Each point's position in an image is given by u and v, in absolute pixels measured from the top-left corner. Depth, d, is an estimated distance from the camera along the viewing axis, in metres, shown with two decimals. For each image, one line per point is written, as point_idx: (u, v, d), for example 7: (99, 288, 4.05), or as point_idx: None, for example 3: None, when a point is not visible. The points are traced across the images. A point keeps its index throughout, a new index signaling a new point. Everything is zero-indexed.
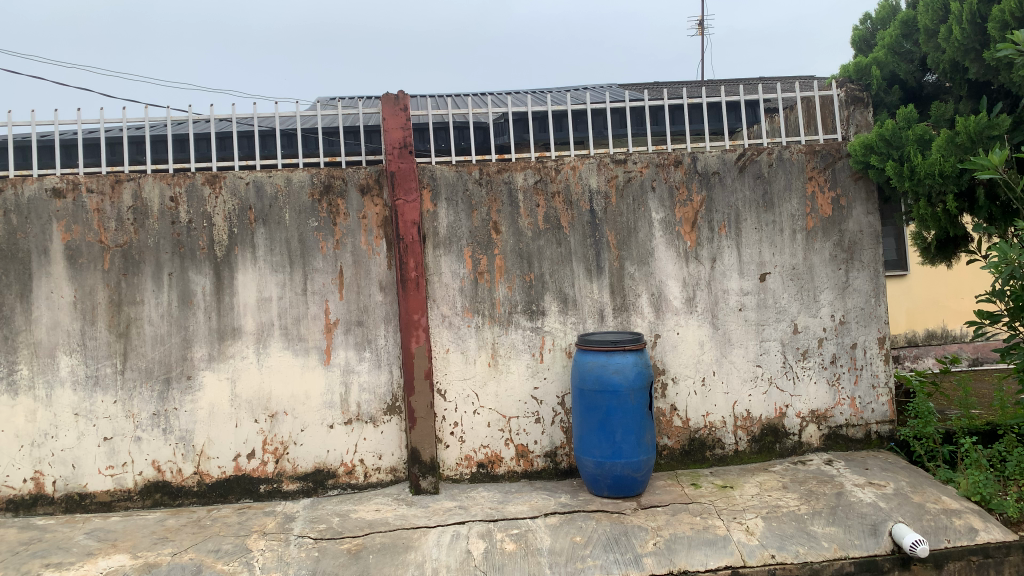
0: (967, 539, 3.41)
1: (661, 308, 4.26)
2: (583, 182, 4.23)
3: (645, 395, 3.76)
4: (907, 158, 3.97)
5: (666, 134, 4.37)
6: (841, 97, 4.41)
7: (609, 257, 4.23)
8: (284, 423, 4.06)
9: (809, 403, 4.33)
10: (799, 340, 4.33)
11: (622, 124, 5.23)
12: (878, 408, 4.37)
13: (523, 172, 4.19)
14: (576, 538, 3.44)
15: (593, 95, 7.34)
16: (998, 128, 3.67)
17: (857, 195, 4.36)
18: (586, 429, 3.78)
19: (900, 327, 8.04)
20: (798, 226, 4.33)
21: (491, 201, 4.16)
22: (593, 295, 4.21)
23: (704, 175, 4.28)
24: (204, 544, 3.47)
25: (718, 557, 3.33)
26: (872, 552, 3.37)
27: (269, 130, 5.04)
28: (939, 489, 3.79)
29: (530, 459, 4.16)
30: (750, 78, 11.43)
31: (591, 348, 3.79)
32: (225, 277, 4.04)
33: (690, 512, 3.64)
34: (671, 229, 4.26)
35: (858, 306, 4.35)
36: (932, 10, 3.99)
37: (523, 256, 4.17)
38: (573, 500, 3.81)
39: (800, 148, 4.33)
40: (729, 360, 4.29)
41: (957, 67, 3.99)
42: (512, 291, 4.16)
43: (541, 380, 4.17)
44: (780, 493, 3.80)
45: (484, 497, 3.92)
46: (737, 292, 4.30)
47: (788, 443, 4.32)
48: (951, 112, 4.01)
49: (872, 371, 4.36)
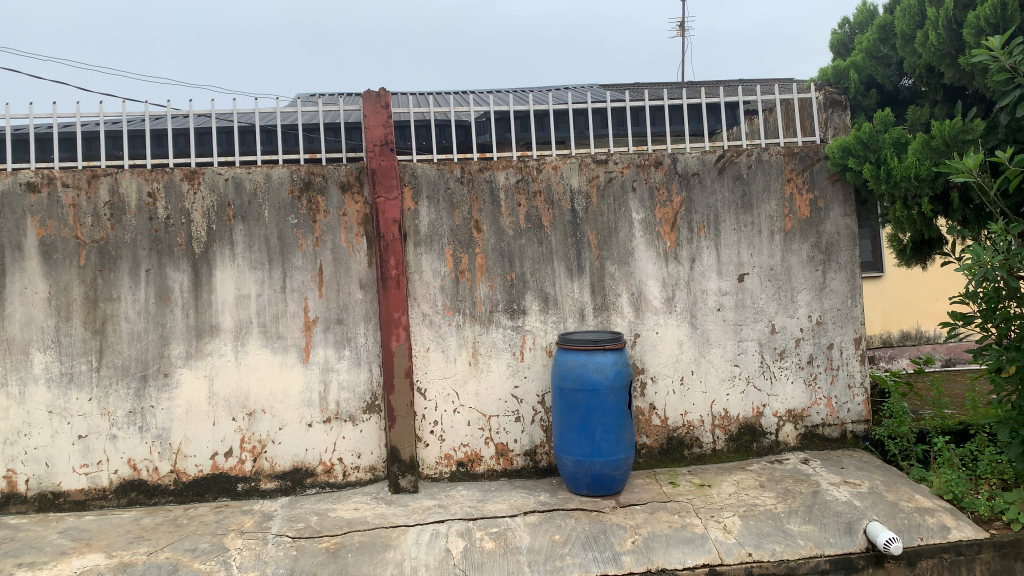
0: (939, 537, 3.46)
1: (641, 307, 4.28)
2: (565, 181, 4.24)
3: (625, 394, 3.78)
4: (884, 161, 4.02)
5: (646, 134, 4.40)
6: (819, 100, 4.49)
7: (589, 257, 4.24)
8: (262, 422, 4.03)
9: (786, 403, 4.38)
10: (776, 341, 4.37)
11: (603, 125, 5.26)
12: (853, 408, 4.42)
13: (505, 171, 4.19)
14: (555, 537, 3.45)
15: (575, 95, 7.37)
16: (972, 132, 3.71)
17: (835, 197, 4.41)
18: (565, 428, 3.79)
19: (875, 328, 8.15)
20: (776, 227, 4.37)
21: (472, 200, 4.16)
22: (573, 295, 4.23)
23: (684, 176, 4.31)
24: (180, 543, 3.43)
25: (695, 555, 3.35)
26: (846, 550, 3.41)
27: (249, 126, 5.01)
28: (913, 488, 3.84)
29: (510, 458, 4.17)
30: (730, 81, 11.52)
31: (571, 347, 3.80)
32: (203, 274, 4.00)
33: (668, 511, 3.67)
34: (652, 229, 4.28)
35: (834, 307, 4.40)
36: (910, 15, 4.03)
37: (504, 256, 4.17)
38: (552, 499, 3.82)
39: (778, 150, 4.37)
40: (707, 360, 4.32)
41: (933, 71, 4.05)
42: (493, 290, 4.17)
43: (521, 379, 4.18)
44: (757, 492, 3.84)
45: (464, 496, 3.92)
46: (715, 292, 4.34)
47: (765, 442, 4.36)
48: (927, 116, 4.06)
49: (847, 371, 4.41)
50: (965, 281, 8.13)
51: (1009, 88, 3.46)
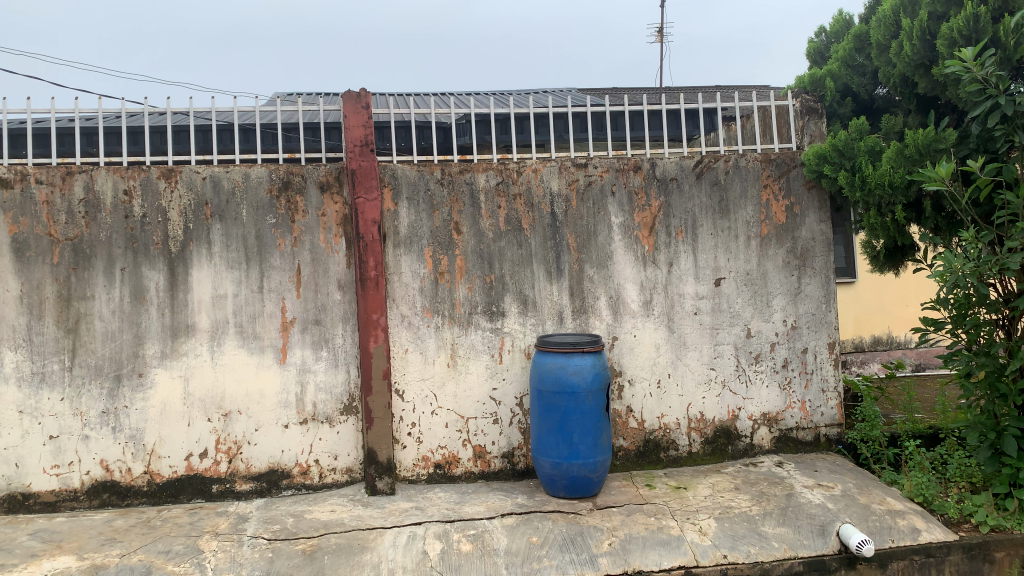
0: (910, 539, 3.51)
1: (619, 310, 4.31)
2: (544, 184, 4.25)
3: (603, 396, 3.80)
4: (859, 168, 4.08)
5: (626, 139, 4.43)
6: (796, 107, 4.51)
7: (569, 260, 4.26)
8: (238, 423, 4.00)
9: (760, 406, 4.42)
10: (752, 345, 4.42)
11: (583, 129, 5.28)
12: (827, 412, 4.48)
13: (485, 173, 4.20)
14: (532, 539, 3.45)
15: (554, 99, 7.39)
16: (945, 142, 3.77)
17: (810, 203, 4.47)
18: (543, 431, 3.80)
19: (848, 333, 8.25)
20: (752, 232, 4.42)
21: (452, 202, 4.16)
22: (552, 297, 4.24)
23: (662, 181, 4.35)
24: (153, 545, 3.40)
25: (671, 557, 3.38)
26: (820, 552, 3.45)
27: (227, 125, 4.97)
28: (884, 490, 3.91)
29: (487, 460, 4.17)
30: (707, 87, 11.62)
31: (550, 349, 3.82)
32: (180, 273, 3.96)
33: (644, 513, 3.69)
34: (630, 233, 4.31)
35: (809, 312, 4.46)
36: (885, 26, 4.10)
37: (484, 257, 4.18)
38: (529, 501, 3.83)
39: (755, 157, 4.42)
40: (684, 363, 4.36)
41: (906, 81, 4.12)
42: (472, 292, 4.17)
43: (500, 381, 4.19)
44: (732, 495, 3.87)
45: (441, 498, 3.92)
46: (692, 296, 4.37)
47: (740, 445, 4.40)
48: (901, 125, 4.12)
49: (821, 375, 4.47)
50: (935, 288, 8.26)
51: (981, 99, 3.55)
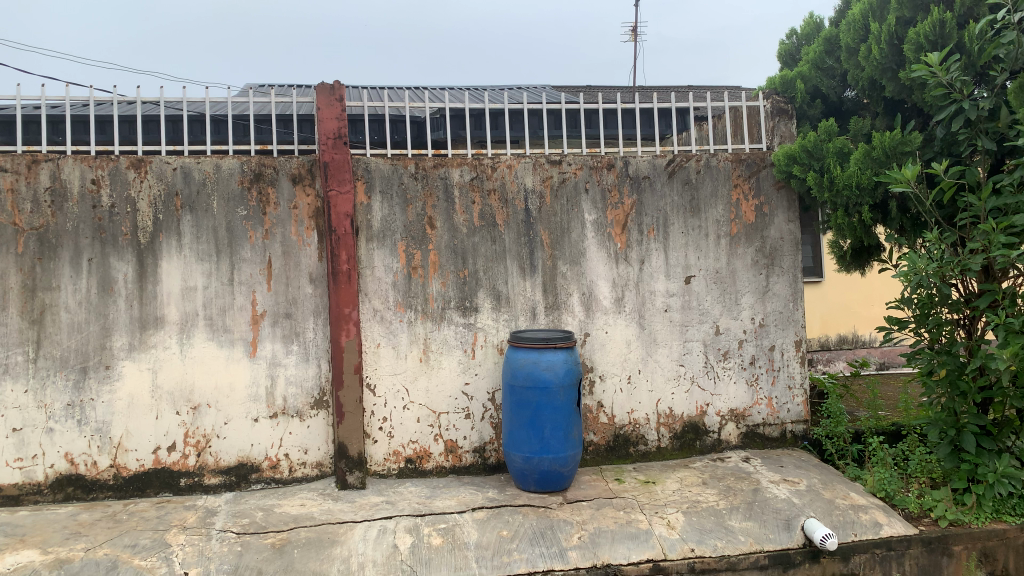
0: (872, 533, 3.59)
1: (591, 307, 4.34)
2: (519, 180, 4.27)
3: (574, 392, 3.83)
4: (827, 170, 4.16)
5: (600, 136, 4.46)
6: (767, 108, 4.60)
7: (542, 256, 4.28)
8: (207, 416, 3.97)
9: (728, 402, 4.49)
10: (720, 342, 4.48)
11: (556, 126, 5.31)
12: (793, 408, 4.55)
13: (460, 168, 4.20)
14: (502, 533, 3.47)
15: (528, 95, 7.41)
16: (911, 145, 3.85)
17: (779, 203, 4.54)
18: (515, 426, 3.82)
19: (814, 332, 8.38)
20: (722, 231, 4.48)
21: (426, 196, 4.16)
22: (525, 293, 4.26)
23: (635, 179, 4.38)
24: (120, 538, 3.36)
25: (640, 550, 3.41)
26: (785, 546, 3.51)
27: (197, 115, 4.91)
28: (848, 486, 3.99)
29: (459, 455, 4.18)
30: (679, 87, 11.71)
31: (522, 345, 3.83)
32: (149, 264, 3.91)
33: (614, 507, 3.73)
34: (603, 231, 4.35)
35: (776, 310, 4.53)
36: (854, 29, 4.16)
37: (458, 253, 4.18)
38: (500, 496, 3.84)
39: (726, 156, 4.47)
40: (654, 359, 4.40)
41: (874, 84, 4.19)
42: (445, 287, 4.17)
43: (472, 376, 4.20)
44: (700, 489, 3.93)
45: (412, 492, 3.92)
46: (663, 293, 4.42)
47: (708, 440, 4.46)
48: (868, 127, 4.20)
49: (788, 372, 4.54)
50: (900, 288, 8.42)
51: (946, 103, 3.63)
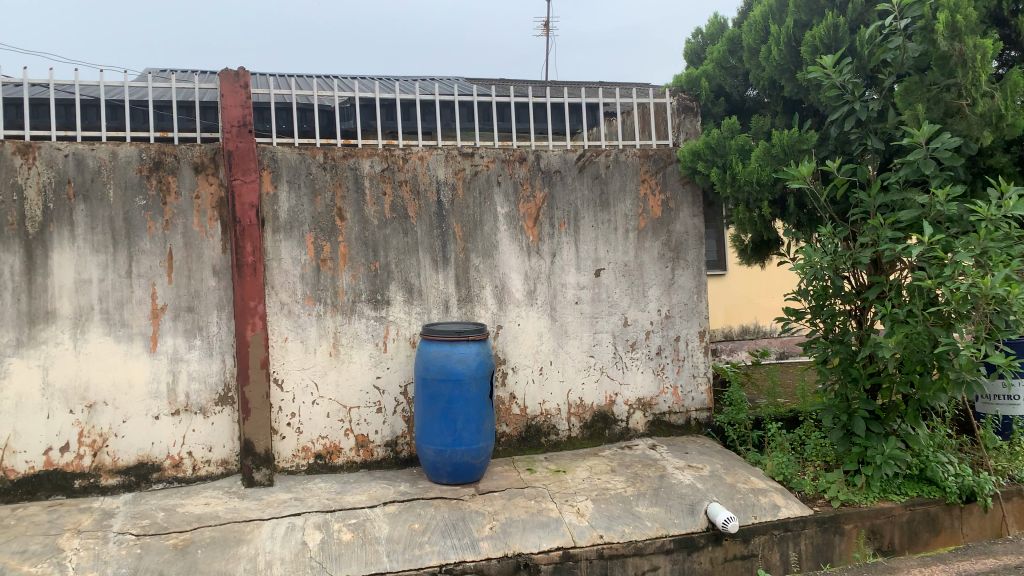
0: (770, 514, 3.74)
1: (503, 299, 4.36)
2: (430, 172, 4.24)
3: (486, 384, 3.85)
4: (729, 166, 4.31)
5: (512, 130, 4.48)
6: (673, 105, 4.72)
7: (454, 248, 4.27)
8: (103, 414, 3.79)
9: (636, 391, 4.59)
10: (629, 333, 4.58)
11: (469, 118, 5.30)
12: (697, 396, 4.70)
13: (370, 158, 4.15)
14: (414, 526, 3.46)
15: (442, 87, 7.36)
16: (806, 143, 4.03)
17: (684, 198, 4.67)
18: (427, 418, 3.80)
19: (718, 322, 8.66)
20: (630, 225, 4.57)
21: (335, 186, 4.09)
22: (437, 286, 4.24)
23: (546, 173, 4.43)
24: (7, 545, 3.18)
25: (550, 539, 3.46)
26: (689, 529, 3.62)
27: (92, 99, 4.68)
28: (748, 470, 4.15)
29: (370, 449, 4.14)
30: (590, 83, 11.89)
31: (434, 338, 3.82)
32: (38, 256, 3.71)
33: (525, 497, 3.77)
34: (515, 224, 4.37)
35: (682, 302, 4.67)
36: (755, 31, 4.32)
37: (368, 245, 4.13)
38: (411, 489, 3.83)
39: (634, 152, 4.57)
40: (565, 351, 4.46)
41: (774, 84, 4.35)
42: (356, 280, 4.11)
43: (383, 370, 4.16)
44: (609, 477, 4.01)
45: (321, 488, 3.86)
46: (574, 286, 4.48)
47: (617, 429, 4.56)
48: (768, 126, 4.37)
49: (693, 361, 4.69)
50: (796, 281, 8.80)
51: (839, 104, 3.82)
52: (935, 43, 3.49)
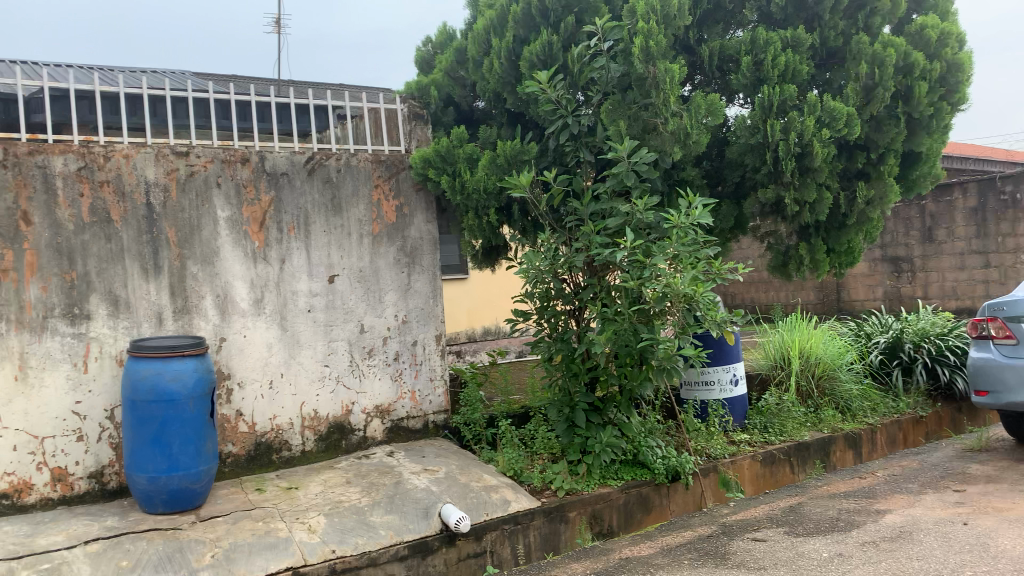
0: (501, 510, 3.86)
1: (227, 310, 4.09)
2: (138, 172, 3.89)
3: (206, 401, 3.59)
4: (458, 173, 4.41)
5: (233, 130, 4.24)
6: (404, 112, 4.73)
7: (168, 255, 3.94)
8: None
9: (373, 399, 4.54)
10: (364, 340, 4.52)
11: (188, 115, 4.93)
12: (434, 400, 4.76)
13: (63, 156, 3.70)
14: (121, 564, 3.13)
15: (161, 80, 6.81)
16: (528, 154, 4.24)
17: (417, 204, 4.70)
18: (137, 444, 3.46)
19: (461, 324, 8.85)
20: (363, 230, 4.51)
21: (19, 186, 3.59)
22: (149, 297, 3.89)
23: (272, 176, 4.24)
24: None
25: (278, 560, 3.30)
26: (422, 534, 3.64)
27: None
28: (481, 468, 4.27)
29: (70, 483, 3.69)
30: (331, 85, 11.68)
31: (143, 355, 3.49)
32: None
33: (252, 518, 3.56)
34: (238, 229, 4.13)
35: (417, 307, 4.70)
36: (478, 43, 4.47)
37: (63, 252, 3.68)
38: (121, 523, 3.46)
39: (365, 156, 4.52)
40: (296, 361, 4.29)
41: (498, 96, 4.53)
42: (48, 292, 3.65)
43: (85, 393, 3.72)
44: (343, 489, 3.92)
45: (7, 532, 3.36)
46: (305, 293, 4.33)
47: (354, 439, 4.47)
48: (494, 136, 4.52)
49: (429, 365, 4.74)
50: (519, 281, 9.40)
51: (555, 117, 4.07)
52: (634, 65, 3.90)
